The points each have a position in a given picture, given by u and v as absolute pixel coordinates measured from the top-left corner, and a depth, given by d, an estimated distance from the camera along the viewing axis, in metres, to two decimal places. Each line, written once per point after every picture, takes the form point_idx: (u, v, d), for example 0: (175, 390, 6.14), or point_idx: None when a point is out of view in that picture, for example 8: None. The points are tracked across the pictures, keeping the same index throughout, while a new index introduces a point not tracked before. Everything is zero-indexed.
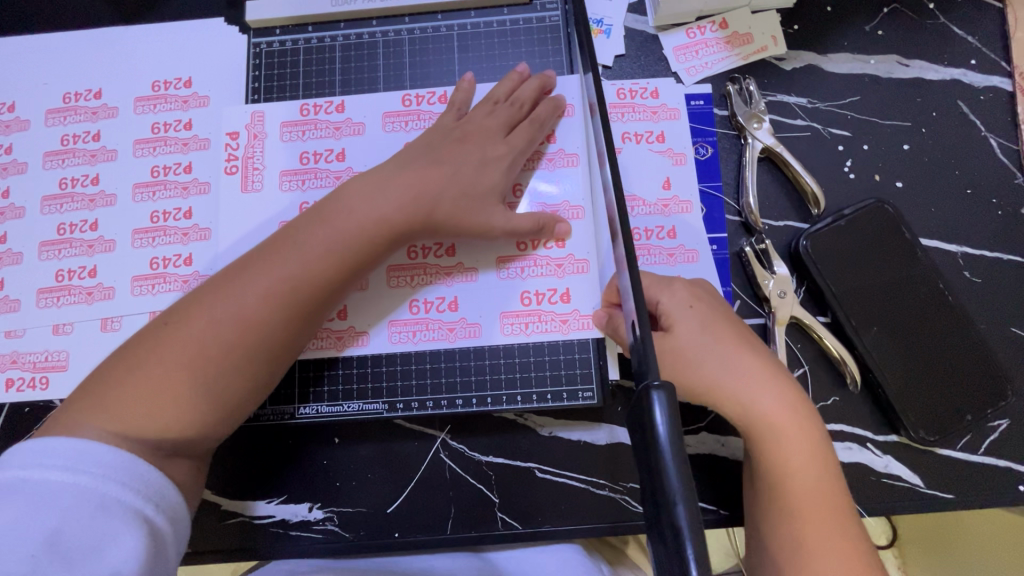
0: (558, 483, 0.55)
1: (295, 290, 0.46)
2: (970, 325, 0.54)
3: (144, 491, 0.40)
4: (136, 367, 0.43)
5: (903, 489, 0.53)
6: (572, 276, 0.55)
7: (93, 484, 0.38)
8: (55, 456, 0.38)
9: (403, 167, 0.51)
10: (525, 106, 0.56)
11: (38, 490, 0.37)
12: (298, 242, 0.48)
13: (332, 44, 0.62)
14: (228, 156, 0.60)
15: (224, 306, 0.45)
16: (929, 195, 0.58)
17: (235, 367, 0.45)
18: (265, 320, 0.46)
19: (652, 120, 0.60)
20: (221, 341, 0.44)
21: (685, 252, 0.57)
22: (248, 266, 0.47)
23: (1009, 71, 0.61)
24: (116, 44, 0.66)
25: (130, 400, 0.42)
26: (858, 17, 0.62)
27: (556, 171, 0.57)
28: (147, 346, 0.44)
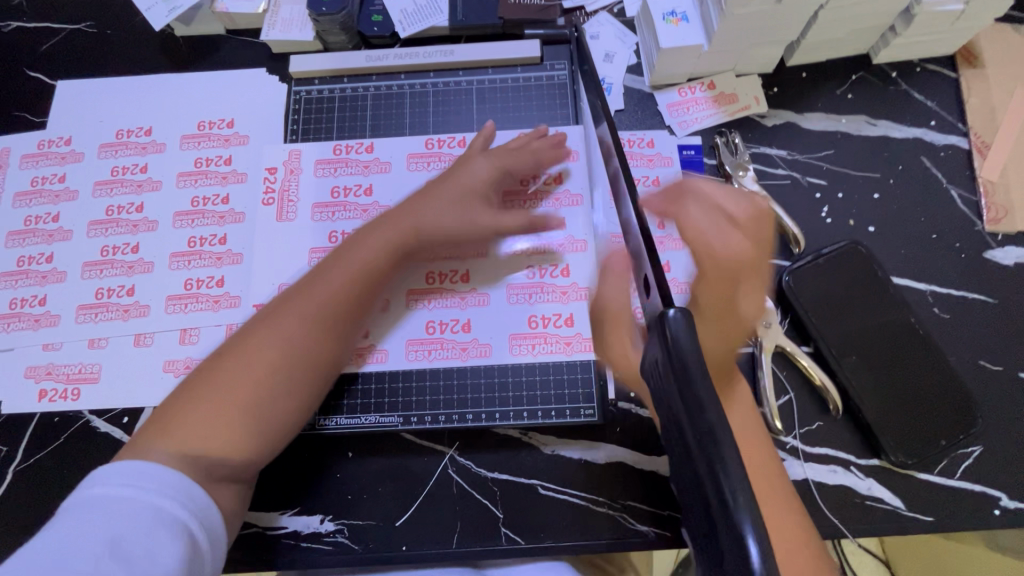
0: (559, 499, 0.58)
1: (331, 320, 0.54)
2: (940, 356, 0.58)
3: (190, 506, 0.44)
4: (201, 400, 0.48)
5: (886, 511, 0.56)
6: (575, 303, 0.60)
7: (149, 498, 0.42)
8: (119, 475, 0.43)
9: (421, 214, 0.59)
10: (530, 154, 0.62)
11: (108, 504, 0.41)
12: (325, 279, 0.55)
13: (363, 93, 0.69)
14: (266, 188, 0.66)
15: (275, 337, 0.51)
16: (898, 238, 0.64)
17: (288, 390, 0.51)
18: (311, 348, 0.52)
19: (649, 166, 0.67)
20: (273, 368, 0.50)
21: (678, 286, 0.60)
22: (281, 306, 0.53)
23: (966, 131, 0.68)
24: (168, 88, 0.74)
25: (201, 429, 0.47)
26: (830, 82, 0.71)
27: (560, 208, 0.63)
28: (205, 381, 0.49)
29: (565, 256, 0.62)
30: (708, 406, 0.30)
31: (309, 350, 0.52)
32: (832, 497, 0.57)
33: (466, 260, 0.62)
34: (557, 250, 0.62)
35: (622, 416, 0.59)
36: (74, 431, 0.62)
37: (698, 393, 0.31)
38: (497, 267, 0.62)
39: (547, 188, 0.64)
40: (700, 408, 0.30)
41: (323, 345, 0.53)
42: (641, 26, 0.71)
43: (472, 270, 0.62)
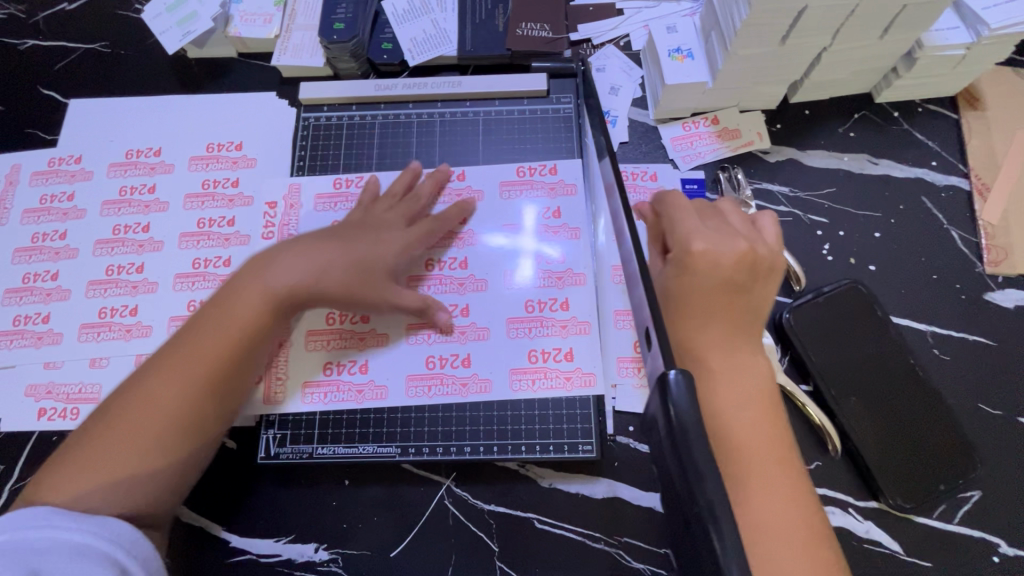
0: (555, 534, 0.57)
1: (204, 367, 0.50)
2: (939, 399, 0.58)
3: (127, 544, 0.43)
4: (94, 450, 0.47)
5: (885, 555, 0.56)
6: (576, 337, 0.60)
7: (87, 533, 0.42)
8: (45, 515, 0.43)
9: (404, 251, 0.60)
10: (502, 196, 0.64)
11: (40, 540, 0.41)
12: (203, 323, 0.52)
13: (371, 120, 0.70)
14: (266, 222, 0.67)
15: (150, 381, 0.49)
16: (899, 278, 0.65)
17: (149, 444, 0.48)
18: (177, 398, 0.49)
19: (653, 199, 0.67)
20: (132, 418, 0.48)
21: None
22: (169, 347, 0.51)
23: (967, 173, 0.69)
24: (179, 109, 0.75)
25: (89, 482, 0.46)
26: (832, 120, 0.72)
27: (560, 241, 0.64)
28: (101, 426, 0.48)
29: (565, 289, 0.62)
30: (707, 477, 0.30)
31: (172, 399, 0.49)
32: None
33: (467, 293, 0.62)
34: (556, 284, 0.62)
35: (619, 449, 0.59)
36: None
37: (698, 465, 0.31)
38: (496, 301, 0.62)
39: (547, 222, 0.64)
40: (699, 480, 0.30)
41: (189, 392, 0.50)
42: (647, 61, 0.72)
43: (471, 304, 0.62)
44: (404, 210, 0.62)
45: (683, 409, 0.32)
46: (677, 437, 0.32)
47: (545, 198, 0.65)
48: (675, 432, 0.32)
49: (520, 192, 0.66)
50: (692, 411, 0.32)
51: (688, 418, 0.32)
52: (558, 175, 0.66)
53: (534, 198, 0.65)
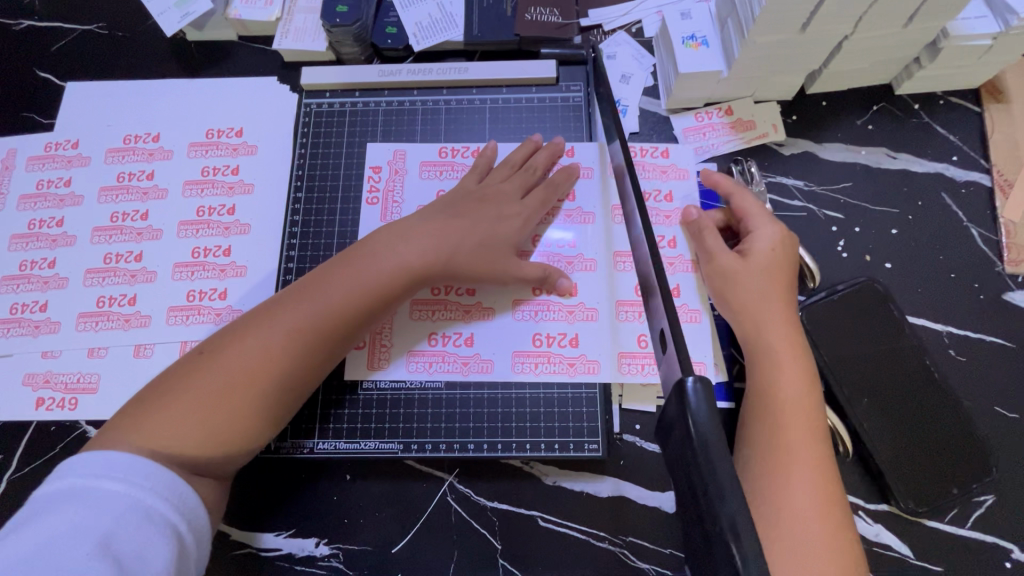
0: (560, 532, 0.56)
1: (327, 329, 0.52)
2: (955, 401, 0.57)
3: (180, 506, 0.43)
4: (192, 382, 0.48)
5: (894, 559, 0.55)
6: (686, 324, 0.60)
7: (137, 493, 0.42)
8: (112, 467, 0.42)
9: (426, 219, 0.57)
10: (539, 172, 0.61)
11: (93, 496, 0.40)
12: (325, 284, 0.53)
13: (375, 107, 0.68)
14: (370, 188, 0.64)
15: (259, 333, 0.50)
16: (915, 276, 0.63)
17: (263, 395, 0.49)
18: (297, 356, 0.51)
19: (661, 179, 0.65)
20: (252, 367, 0.49)
21: (689, 312, 0.61)
22: (288, 300, 0.52)
23: (989, 168, 0.67)
24: (178, 94, 0.73)
25: (180, 414, 0.46)
26: (850, 112, 0.69)
27: (673, 226, 0.64)
28: (204, 360, 0.49)
29: (576, 274, 0.60)
30: (729, 496, 0.29)
31: (292, 356, 0.51)
32: None
33: (576, 273, 0.60)
34: (669, 269, 0.62)
35: (626, 448, 0.58)
36: (69, 441, 0.61)
37: (720, 482, 0.30)
38: (603, 282, 0.60)
39: (657, 204, 0.64)
40: (719, 497, 0.29)
41: (308, 352, 0.51)
42: (660, 48, 0.70)
43: (581, 283, 0.60)
44: (519, 181, 0.60)
45: (702, 419, 0.32)
46: (697, 449, 0.31)
47: (657, 181, 0.65)
48: (695, 445, 0.32)
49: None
50: (711, 424, 0.32)
51: (708, 431, 0.32)
52: (575, 157, 0.64)
53: (646, 178, 0.65)
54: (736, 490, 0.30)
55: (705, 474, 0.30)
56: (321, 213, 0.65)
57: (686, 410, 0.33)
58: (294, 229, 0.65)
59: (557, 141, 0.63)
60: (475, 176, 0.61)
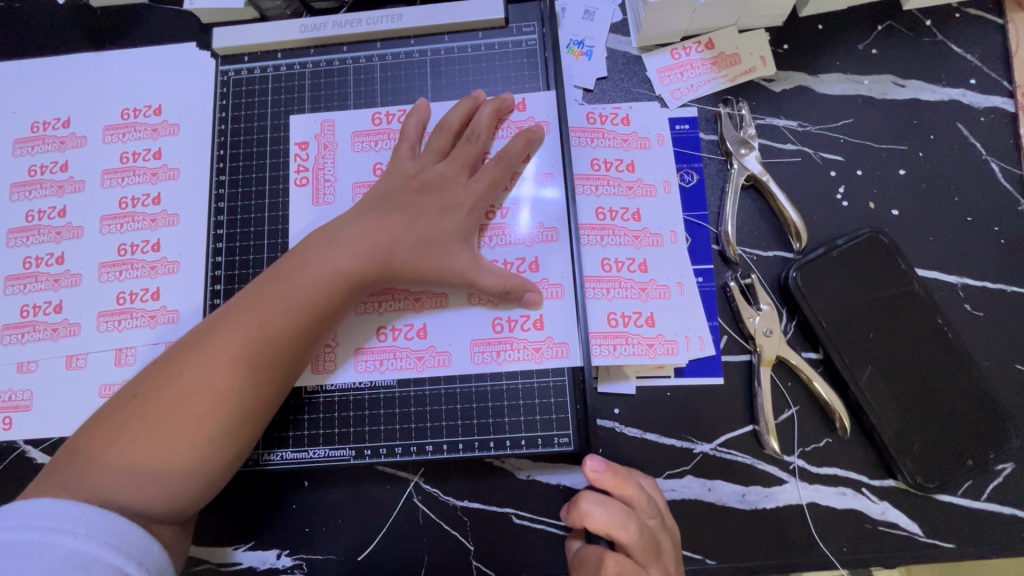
0: (536, 530, 0.52)
1: (271, 354, 0.46)
2: (971, 362, 0.51)
3: (125, 549, 0.40)
4: (128, 426, 0.44)
5: (901, 538, 0.50)
6: (655, 301, 0.53)
7: (72, 541, 0.38)
8: (41, 515, 0.39)
9: (353, 220, 0.50)
10: (482, 137, 0.53)
11: (19, 551, 0.37)
12: (262, 303, 0.47)
13: (302, 70, 0.59)
14: (297, 167, 0.57)
15: (196, 363, 0.45)
16: (926, 223, 0.55)
17: (208, 437, 0.44)
18: (239, 387, 0.45)
19: (623, 148, 0.57)
20: (197, 409, 0.44)
21: (658, 288, 0.53)
22: (222, 326, 0.46)
23: (1012, 91, 0.58)
24: (85, 70, 0.64)
25: (121, 459, 0.43)
26: (850, 35, 0.60)
27: (635, 198, 0.56)
28: (138, 399, 0.44)
29: (535, 247, 0.53)
30: None
31: (239, 389, 0.45)
32: (835, 525, 0.51)
33: (535, 244, 0.53)
34: (633, 242, 0.55)
35: (603, 435, 0.53)
36: (11, 462, 0.57)
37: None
38: (567, 255, 0.53)
39: (617, 174, 0.56)
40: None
41: (256, 383, 0.46)
42: None
43: (541, 256, 0.53)
44: (463, 158, 0.52)
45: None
46: None
47: (618, 150, 0.57)
48: None
49: (590, 139, 0.57)
50: None
51: None
52: (527, 111, 0.56)
53: (604, 148, 0.57)
54: None
55: None
56: (250, 197, 0.58)
57: None
58: (221, 216, 0.58)
59: (503, 96, 0.55)
60: (408, 151, 0.53)
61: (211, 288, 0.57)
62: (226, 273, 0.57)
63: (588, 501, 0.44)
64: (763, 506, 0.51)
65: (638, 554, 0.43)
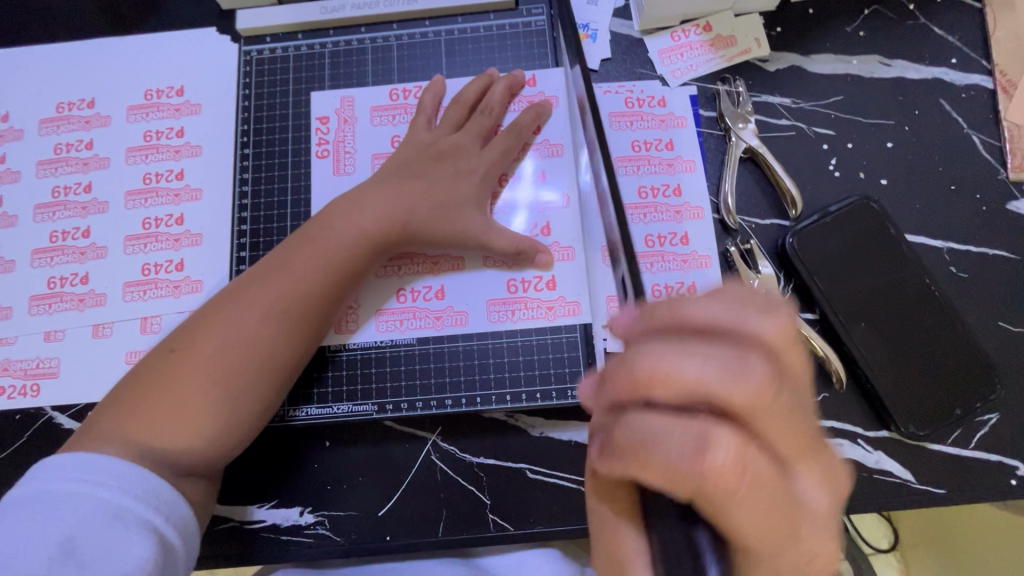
0: (550, 484, 0.54)
1: (300, 312, 0.49)
2: (957, 318, 0.54)
3: (154, 502, 0.42)
4: (162, 378, 0.46)
5: (895, 485, 0.53)
6: (697, 271, 0.58)
7: (104, 493, 0.40)
8: (77, 469, 0.41)
9: (378, 184, 0.53)
10: (495, 111, 0.56)
11: (59, 501, 0.39)
12: (290, 264, 0.50)
13: (322, 50, 0.62)
14: (319, 140, 0.60)
15: (228, 320, 0.48)
16: (913, 192, 0.59)
17: (238, 389, 0.47)
18: (267, 342, 0.48)
19: (660, 128, 0.61)
20: (229, 362, 0.47)
21: (700, 258, 0.58)
22: (252, 286, 0.49)
23: (991, 69, 0.61)
24: (109, 53, 0.67)
25: (155, 408, 0.45)
26: (839, 18, 0.63)
27: (676, 174, 0.60)
28: (172, 355, 0.47)
29: (546, 213, 0.56)
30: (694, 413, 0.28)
31: (270, 344, 0.48)
32: None
33: (546, 211, 0.56)
34: (675, 217, 0.59)
35: None
36: (36, 429, 0.59)
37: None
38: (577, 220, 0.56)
39: (658, 154, 0.60)
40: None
41: (285, 339, 0.49)
42: None
43: (552, 221, 0.56)
44: (477, 129, 0.56)
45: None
46: None
47: (655, 130, 0.61)
48: None
49: (629, 123, 0.61)
50: None
51: None
52: (538, 87, 0.59)
53: (644, 129, 0.61)
54: None
55: None
56: (273, 170, 0.61)
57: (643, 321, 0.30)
58: (245, 190, 0.61)
59: (515, 73, 0.58)
60: (424, 124, 0.56)
61: (237, 257, 0.60)
62: (251, 242, 0.60)
63: None
64: None
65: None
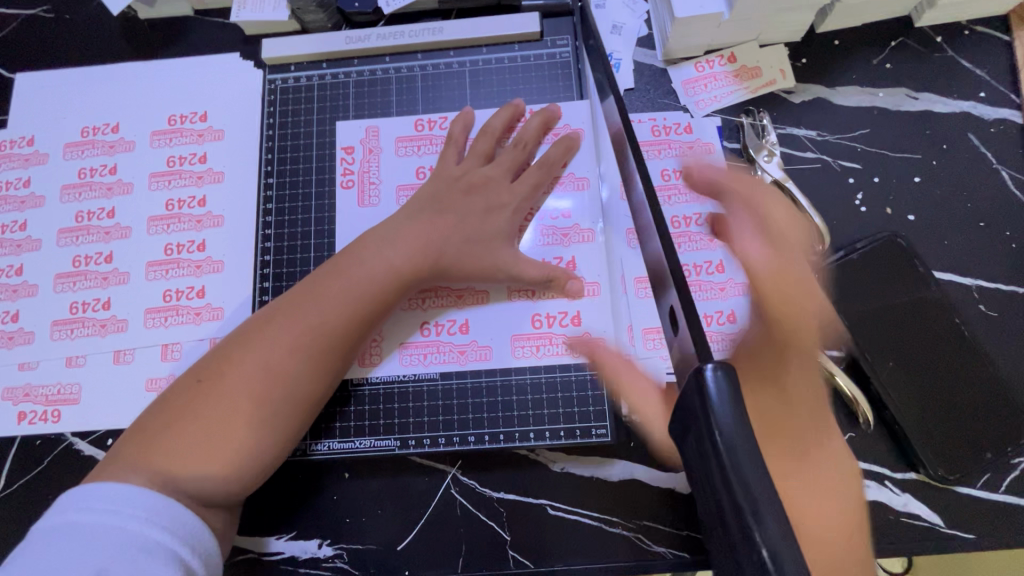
0: (570, 521, 0.54)
1: (325, 343, 0.49)
2: (987, 359, 0.53)
3: (181, 533, 0.41)
4: (189, 411, 0.46)
5: (923, 529, 0.52)
6: (736, 298, 0.57)
7: (132, 524, 0.40)
8: (104, 499, 0.41)
9: (407, 221, 0.53)
10: (528, 146, 0.57)
11: (89, 532, 0.39)
12: (317, 296, 0.50)
13: (346, 79, 0.62)
14: (343, 170, 0.60)
15: (256, 354, 0.47)
16: (941, 228, 0.58)
17: (266, 421, 0.47)
18: (295, 373, 0.48)
19: (690, 155, 0.61)
20: (254, 392, 0.46)
21: (736, 286, 0.57)
22: (280, 316, 0.49)
23: (1020, 103, 0.61)
24: (133, 78, 0.67)
25: (181, 441, 0.45)
26: (866, 50, 0.63)
27: (707, 203, 0.60)
28: (198, 387, 0.47)
29: (571, 247, 0.56)
30: (765, 515, 0.26)
31: (295, 375, 0.48)
32: None
33: (570, 244, 0.56)
34: (710, 245, 0.58)
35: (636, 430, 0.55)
36: (57, 454, 0.59)
37: (755, 497, 0.27)
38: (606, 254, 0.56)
39: None
40: (756, 519, 0.26)
41: (310, 370, 0.48)
42: None
43: (578, 256, 0.56)
44: (508, 163, 0.56)
45: (726, 423, 0.28)
46: (722, 454, 0.28)
47: (685, 157, 0.61)
48: (718, 449, 0.28)
49: (658, 152, 0.61)
50: (739, 429, 0.28)
51: (732, 433, 0.28)
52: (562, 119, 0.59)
53: (673, 157, 0.61)
54: (771, 508, 0.27)
55: (755, 535, 0.26)
56: (296, 200, 0.61)
57: (707, 407, 0.29)
58: (268, 218, 0.61)
59: (551, 106, 0.58)
60: (450, 159, 0.56)
61: (259, 287, 0.60)
62: (274, 272, 0.60)
63: None
64: None
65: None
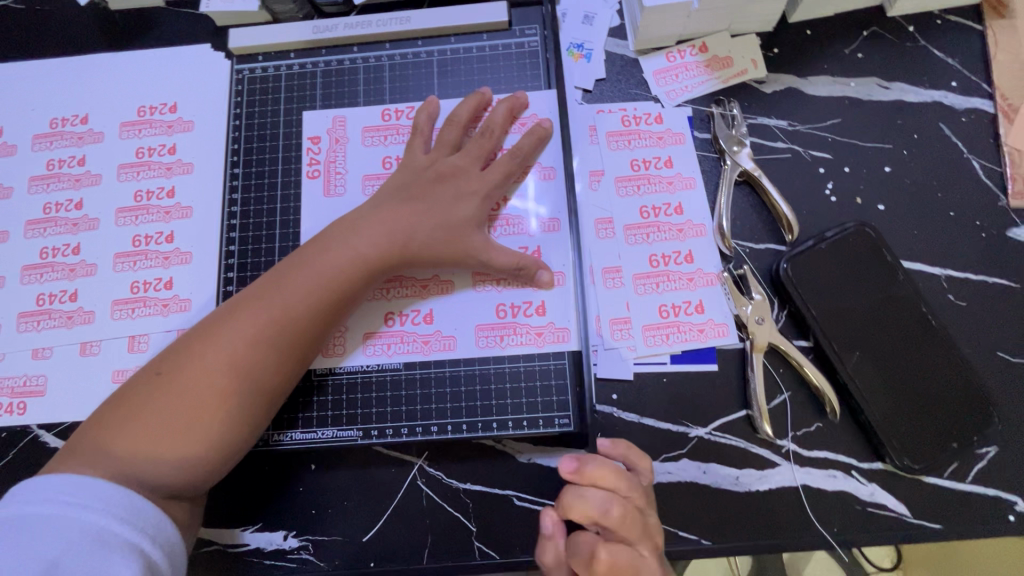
0: (537, 512, 0.54)
1: (290, 336, 0.48)
2: (954, 349, 0.53)
3: (140, 524, 0.41)
4: (149, 404, 0.45)
5: (890, 519, 0.52)
6: (704, 289, 0.57)
7: (88, 516, 0.39)
8: (60, 490, 0.40)
9: (373, 211, 0.52)
10: (496, 131, 0.55)
11: (41, 523, 0.38)
12: (283, 287, 0.49)
13: (314, 69, 0.62)
14: (310, 160, 0.60)
15: (219, 346, 0.47)
16: (911, 217, 0.58)
17: (229, 414, 0.46)
18: (260, 366, 0.47)
19: (659, 146, 0.60)
20: (217, 385, 0.46)
21: (705, 277, 0.57)
22: (245, 308, 0.48)
23: (992, 93, 0.60)
24: (103, 70, 0.67)
25: (141, 434, 0.44)
26: (837, 40, 0.63)
27: (676, 193, 0.59)
28: (158, 380, 0.46)
29: (537, 237, 0.56)
30: None
31: (260, 367, 0.47)
32: (827, 505, 0.52)
33: (537, 234, 0.56)
34: (678, 236, 0.58)
35: (603, 420, 0.55)
36: (23, 446, 0.59)
37: None
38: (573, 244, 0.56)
39: (658, 172, 0.60)
40: None
41: (275, 362, 0.48)
42: None
43: (543, 246, 0.56)
44: (477, 150, 0.55)
45: None
46: None
47: (654, 147, 0.60)
48: None
49: (627, 142, 0.61)
50: None
51: None
52: (530, 109, 0.59)
53: (642, 147, 0.60)
54: None
55: None
56: (263, 190, 0.60)
57: None
58: (235, 209, 0.61)
59: (518, 94, 0.58)
60: (416, 148, 0.56)
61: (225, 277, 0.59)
62: (239, 263, 0.60)
63: (579, 488, 0.46)
64: (757, 488, 0.53)
65: (626, 533, 0.44)
